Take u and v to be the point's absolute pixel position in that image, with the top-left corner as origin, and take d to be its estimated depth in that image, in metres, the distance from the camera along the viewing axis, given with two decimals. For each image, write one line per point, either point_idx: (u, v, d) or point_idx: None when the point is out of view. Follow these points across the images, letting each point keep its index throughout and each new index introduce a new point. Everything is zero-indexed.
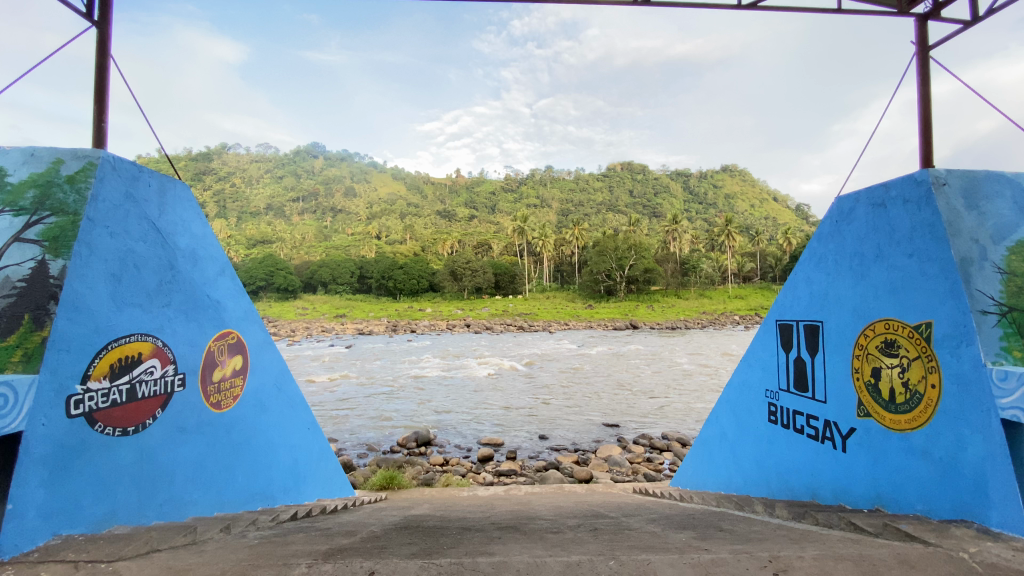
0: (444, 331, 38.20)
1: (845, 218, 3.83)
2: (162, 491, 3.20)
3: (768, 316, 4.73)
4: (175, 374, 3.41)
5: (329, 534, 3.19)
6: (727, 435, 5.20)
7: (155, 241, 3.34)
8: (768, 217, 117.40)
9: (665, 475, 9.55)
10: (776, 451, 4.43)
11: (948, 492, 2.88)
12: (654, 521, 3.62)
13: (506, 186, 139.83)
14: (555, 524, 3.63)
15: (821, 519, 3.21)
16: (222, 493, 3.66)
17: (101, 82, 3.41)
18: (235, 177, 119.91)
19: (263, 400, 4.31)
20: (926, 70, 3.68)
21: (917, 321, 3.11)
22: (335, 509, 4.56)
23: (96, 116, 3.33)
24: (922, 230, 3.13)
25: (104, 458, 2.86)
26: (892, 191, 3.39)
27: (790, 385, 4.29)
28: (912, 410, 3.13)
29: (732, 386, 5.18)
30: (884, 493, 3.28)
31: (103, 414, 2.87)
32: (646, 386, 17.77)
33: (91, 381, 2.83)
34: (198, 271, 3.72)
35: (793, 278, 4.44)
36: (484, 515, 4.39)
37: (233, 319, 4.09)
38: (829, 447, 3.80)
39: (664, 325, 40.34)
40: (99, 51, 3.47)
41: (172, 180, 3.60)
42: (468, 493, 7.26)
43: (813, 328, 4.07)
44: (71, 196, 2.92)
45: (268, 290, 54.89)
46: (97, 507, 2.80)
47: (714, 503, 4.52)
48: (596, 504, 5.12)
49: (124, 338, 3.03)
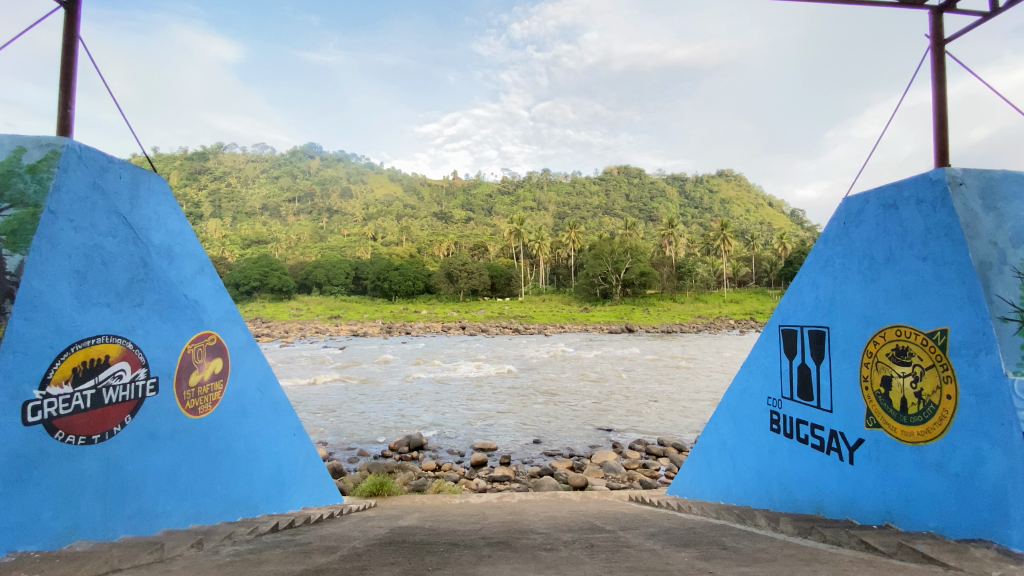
0: (439, 333, 37.87)
1: (853, 220, 3.68)
2: (131, 503, 3.00)
3: (772, 320, 4.56)
4: (146, 378, 3.20)
5: (308, 551, 2.98)
6: (726, 443, 5.03)
7: (125, 236, 3.13)
8: (762, 224, 118.03)
9: (661, 481, 9.39)
10: (779, 462, 4.26)
11: (964, 510, 2.73)
12: (653, 536, 3.43)
13: (502, 189, 139.84)
14: (549, 540, 3.43)
15: (830, 536, 3.05)
16: (199, 504, 3.47)
17: (69, 68, 3.15)
18: (231, 177, 119.18)
19: (244, 405, 4.10)
20: (943, 64, 3.43)
21: (931, 329, 2.96)
22: (320, 519, 4.40)
23: (61, 100, 3.06)
24: (938, 232, 2.97)
25: (65, 468, 2.67)
26: (905, 191, 3.24)
27: (794, 393, 4.13)
28: (925, 422, 2.99)
29: (732, 392, 5.01)
30: (894, 508, 3.13)
31: (64, 421, 2.69)
32: (642, 390, 17.63)
33: (51, 386, 2.64)
34: (174, 270, 3.52)
35: (797, 282, 4.27)
36: (475, 527, 4.19)
37: (214, 320, 3.87)
38: (835, 458, 3.65)
39: (660, 330, 40.14)
40: (67, 31, 3.20)
41: (147, 173, 3.40)
42: (459, 501, 7.02)
43: (818, 334, 3.91)
44: (32, 185, 2.71)
45: (263, 290, 54.24)
46: (58, 521, 2.61)
47: (713, 514, 4.36)
48: (592, 515, 4.93)
49: (90, 339, 2.84)
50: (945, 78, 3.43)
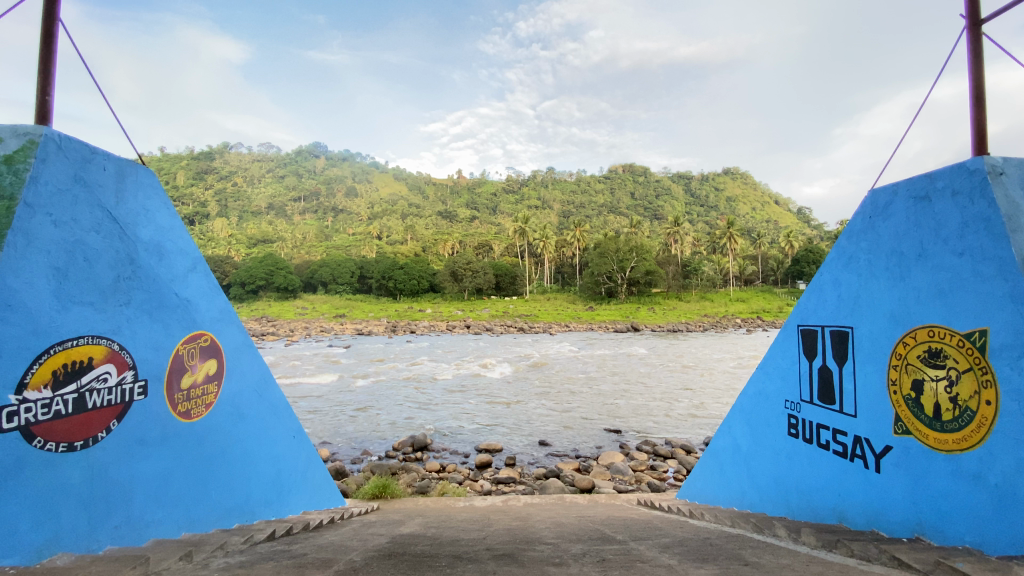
0: (444, 332, 37.84)
1: (880, 213, 3.47)
2: (118, 512, 2.85)
3: (789, 320, 4.35)
4: (134, 381, 3.05)
5: (301, 564, 2.81)
6: (740, 446, 4.82)
7: (110, 231, 2.98)
8: (768, 221, 117.30)
9: (670, 483, 9.17)
10: (798, 468, 4.06)
11: (1006, 524, 2.55)
12: (667, 549, 3.24)
13: (507, 188, 139.91)
14: (556, 552, 3.25)
15: (856, 550, 2.86)
16: (192, 511, 3.33)
17: (48, 55, 2.97)
18: (237, 177, 119.85)
19: (240, 407, 3.94)
20: (981, 44, 3.21)
21: (967, 329, 2.77)
22: (319, 524, 4.27)
23: (40, 87, 2.90)
24: (976, 226, 2.77)
25: (42, 479, 2.52)
26: (939, 181, 3.04)
27: (815, 396, 3.92)
28: (961, 430, 2.78)
29: (747, 394, 4.80)
30: (925, 521, 2.94)
31: (43, 427, 2.55)
32: (648, 390, 17.35)
33: (29, 391, 2.51)
34: (164, 267, 3.36)
35: (817, 279, 4.05)
36: (480, 536, 4.02)
37: (207, 320, 3.72)
38: (859, 465, 3.46)
39: (665, 329, 39.80)
40: (46, 6, 2.99)
41: (132, 164, 3.24)
42: (465, 505, 6.80)
43: (840, 334, 3.69)
44: (7, 177, 2.55)
45: (268, 289, 54.32)
46: (36, 534, 2.47)
47: (728, 522, 4.17)
48: (601, 521, 4.75)
49: (73, 341, 2.71)
50: (982, 65, 3.21)
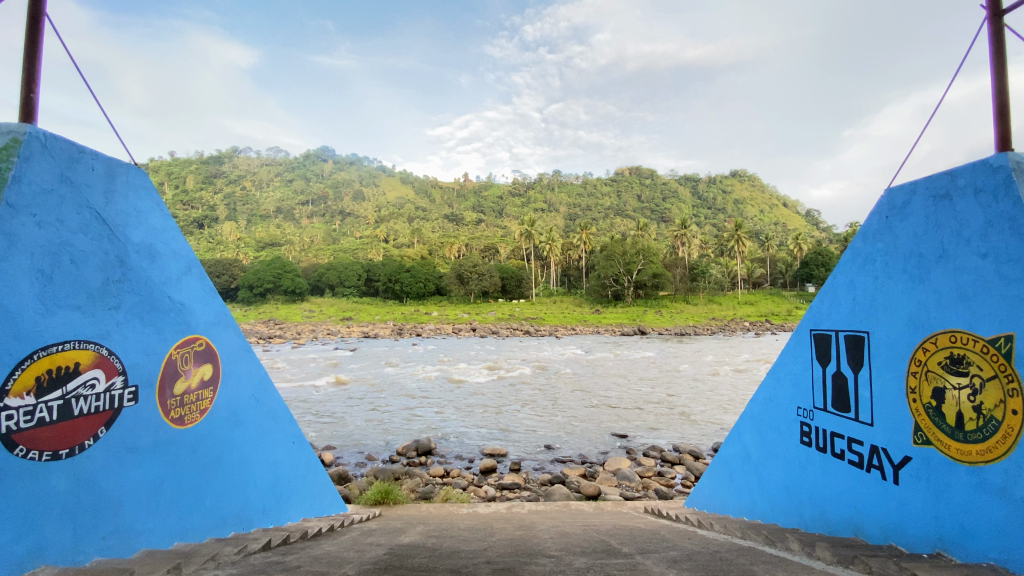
0: (450, 335, 37.70)
1: (897, 213, 3.32)
2: (106, 522, 2.76)
3: (801, 324, 4.19)
4: (124, 387, 2.97)
5: None
6: (750, 454, 4.67)
7: (99, 233, 2.91)
8: (776, 224, 116.43)
9: (677, 491, 8.98)
10: (810, 478, 3.91)
11: None
12: (674, 563, 3.11)
13: (513, 191, 139.93)
14: (558, 566, 3.13)
15: (874, 565, 2.72)
16: (185, 520, 3.24)
17: (33, 53, 2.91)
18: (246, 181, 120.73)
19: (237, 414, 3.85)
20: (1002, 37, 3.07)
21: (992, 335, 2.63)
22: (317, 533, 4.17)
23: (24, 85, 2.84)
24: (1000, 225, 2.63)
25: (24, 487, 2.43)
26: (959, 179, 2.90)
27: (828, 403, 3.77)
28: (986, 440, 2.64)
29: (757, 400, 4.64)
30: (946, 535, 2.79)
31: (26, 436, 2.48)
32: (655, 395, 17.10)
33: (10, 398, 2.42)
34: (157, 269, 3.28)
35: (830, 283, 3.89)
36: (480, 547, 3.90)
37: (202, 324, 3.64)
38: (876, 476, 3.30)
39: (673, 332, 39.46)
40: (30, 5, 2.92)
41: (123, 164, 3.18)
42: (467, 511, 6.67)
43: (855, 339, 3.54)
44: None
45: (276, 292, 54.50)
46: (18, 545, 2.38)
47: (738, 533, 4.03)
48: (607, 531, 4.62)
49: (58, 346, 2.64)
50: (1004, 58, 3.06)
